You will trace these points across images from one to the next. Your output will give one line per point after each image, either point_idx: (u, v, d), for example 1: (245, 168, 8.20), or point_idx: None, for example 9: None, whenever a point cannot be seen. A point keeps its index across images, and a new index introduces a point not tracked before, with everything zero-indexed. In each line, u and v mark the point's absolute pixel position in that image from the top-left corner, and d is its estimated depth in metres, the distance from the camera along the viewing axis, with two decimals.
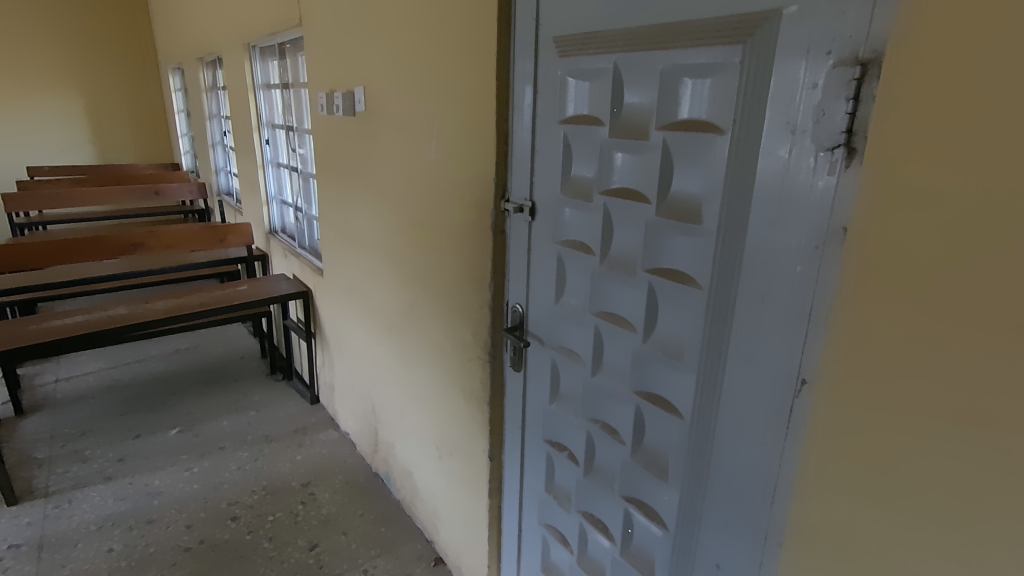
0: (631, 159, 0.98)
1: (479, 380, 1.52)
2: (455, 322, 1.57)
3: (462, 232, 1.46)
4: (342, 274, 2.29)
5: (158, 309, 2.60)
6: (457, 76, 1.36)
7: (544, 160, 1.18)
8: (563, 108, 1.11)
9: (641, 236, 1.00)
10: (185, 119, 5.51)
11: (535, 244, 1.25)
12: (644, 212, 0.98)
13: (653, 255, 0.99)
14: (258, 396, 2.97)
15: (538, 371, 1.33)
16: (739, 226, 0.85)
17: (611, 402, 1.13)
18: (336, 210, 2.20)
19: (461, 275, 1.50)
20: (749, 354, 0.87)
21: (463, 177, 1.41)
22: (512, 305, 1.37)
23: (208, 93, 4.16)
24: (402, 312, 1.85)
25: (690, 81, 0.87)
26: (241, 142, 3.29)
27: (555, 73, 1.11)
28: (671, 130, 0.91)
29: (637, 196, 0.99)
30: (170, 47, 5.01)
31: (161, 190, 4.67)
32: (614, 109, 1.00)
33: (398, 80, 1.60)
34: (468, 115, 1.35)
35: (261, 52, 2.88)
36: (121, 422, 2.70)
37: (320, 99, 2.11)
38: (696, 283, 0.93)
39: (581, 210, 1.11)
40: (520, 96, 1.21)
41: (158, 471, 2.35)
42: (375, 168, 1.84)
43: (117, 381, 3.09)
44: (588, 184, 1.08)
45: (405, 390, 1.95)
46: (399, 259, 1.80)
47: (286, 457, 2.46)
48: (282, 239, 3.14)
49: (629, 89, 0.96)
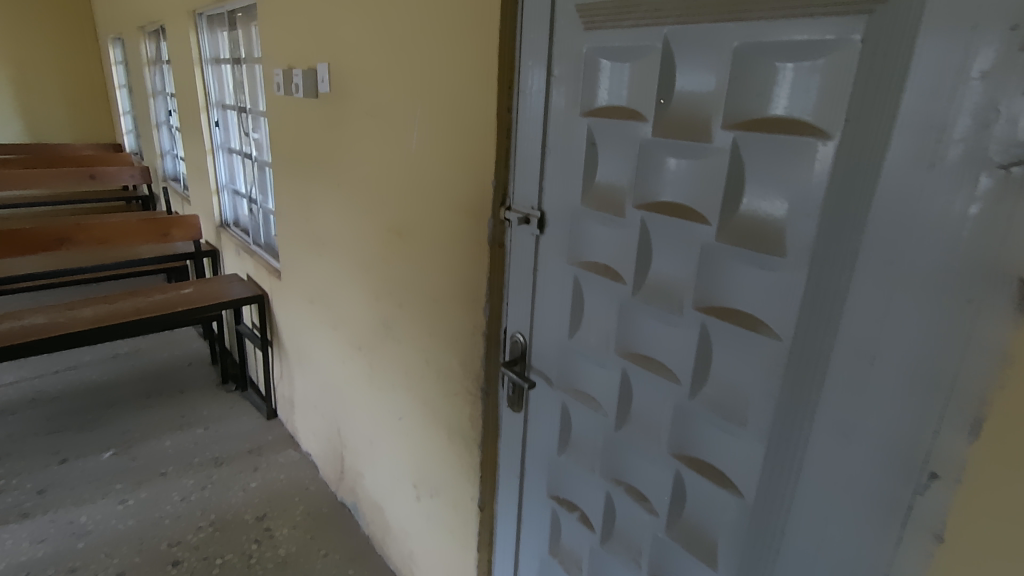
0: (686, 166, 0.75)
1: (467, 417, 1.28)
2: (439, 349, 1.33)
3: (450, 243, 1.21)
4: (303, 278, 2.01)
5: (85, 317, 2.24)
6: (447, 51, 1.11)
7: (558, 160, 0.94)
8: (588, 96, 0.87)
9: (690, 264, 0.78)
10: (126, 95, 5.01)
11: (543, 264, 1.02)
12: (700, 234, 0.76)
13: (709, 288, 0.77)
14: (207, 410, 2.66)
15: (542, 416, 1.11)
16: (840, 259, 0.64)
17: (641, 463, 0.92)
18: (297, 206, 1.91)
19: (447, 293, 1.26)
20: (845, 428, 0.66)
21: (453, 176, 1.16)
22: (510, 333, 1.13)
23: (151, 66, 3.75)
24: (374, 329, 1.59)
25: (791, 66, 0.63)
26: (189, 124, 2.93)
27: (578, 51, 0.87)
28: (747, 130, 0.68)
29: (691, 212, 0.76)
30: (108, 15, 4.51)
31: (98, 174, 4.11)
32: (661, 99, 0.76)
33: (371, 55, 1.34)
34: (461, 100, 1.10)
35: (208, 22, 2.53)
36: (44, 445, 2.35)
37: (276, 75, 1.81)
38: (768, 328, 0.71)
39: (609, 226, 0.88)
40: (529, 79, 0.96)
41: (85, 505, 2.04)
42: (344, 160, 1.56)
43: (42, 393, 2.72)
44: (620, 194, 0.85)
45: (376, 417, 1.70)
46: (372, 269, 1.54)
47: (239, 485, 2.18)
48: (234, 233, 2.80)
49: (685, 70, 0.73)
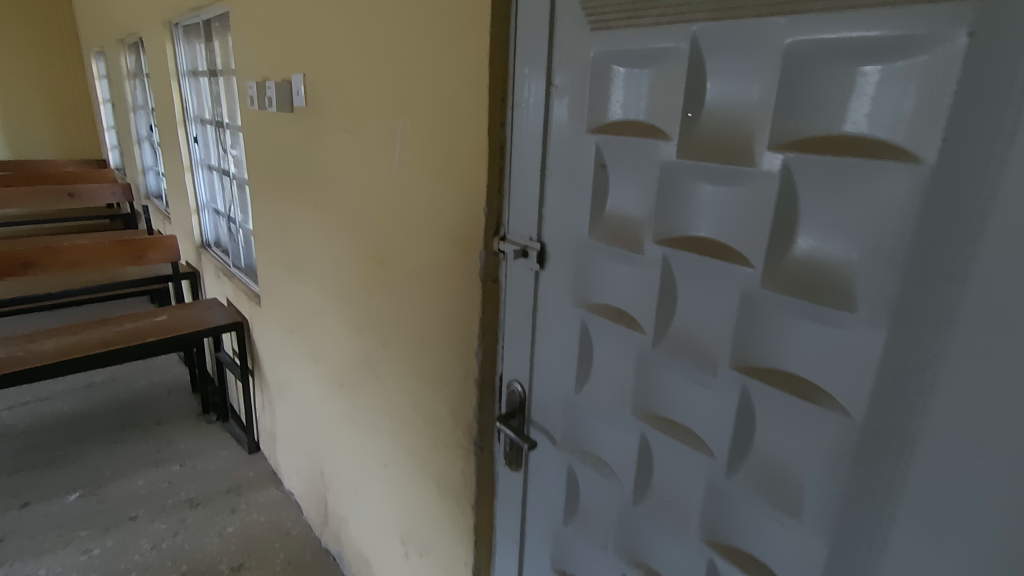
0: (721, 196, 0.61)
1: (458, 472, 1.13)
2: (426, 394, 1.17)
3: (436, 276, 1.07)
4: (281, 307, 1.85)
5: (46, 348, 2.06)
6: (431, 58, 0.97)
7: (560, 185, 0.80)
8: (596, 109, 0.72)
9: (724, 312, 0.64)
10: (110, 109, 4.86)
11: (544, 304, 0.87)
12: (738, 278, 0.61)
13: (752, 344, 0.62)
14: (184, 444, 2.49)
15: (545, 478, 0.95)
16: (932, 321, 0.49)
17: (665, 546, 0.77)
18: (274, 228, 1.76)
19: (435, 332, 1.10)
20: (939, 534, 0.52)
21: (439, 201, 1.02)
22: (507, 381, 0.98)
23: (132, 80, 3.61)
24: (355, 366, 1.44)
25: (870, 70, 0.48)
26: (167, 141, 2.79)
27: (584, 57, 0.73)
28: (803, 151, 0.54)
29: (726, 250, 0.62)
30: (89, 28, 4.38)
31: (77, 191, 3.95)
32: (689, 113, 0.62)
33: (348, 64, 1.19)
34: (447, 114, 0.96)
35: (185, 33, 2.39)
36: (5, 487, 2.18)
37: (249, 88, 1.66)
38: (832, 399, 0.56)
39: (623, 263, 0.74)
40: (526, 90, 0.82)
41: (45, 557, 1.87)
42: (321, 180, 1.41)
43: (8, 428, 2.55)
44: (637, 225, 0.71)
45: (360, 461, 1.55)
46: (353, 301, 1.38)
47: (214, 530, 2.01)
48: (213, 255, 2.65)
49: (720, 77, 0.59)
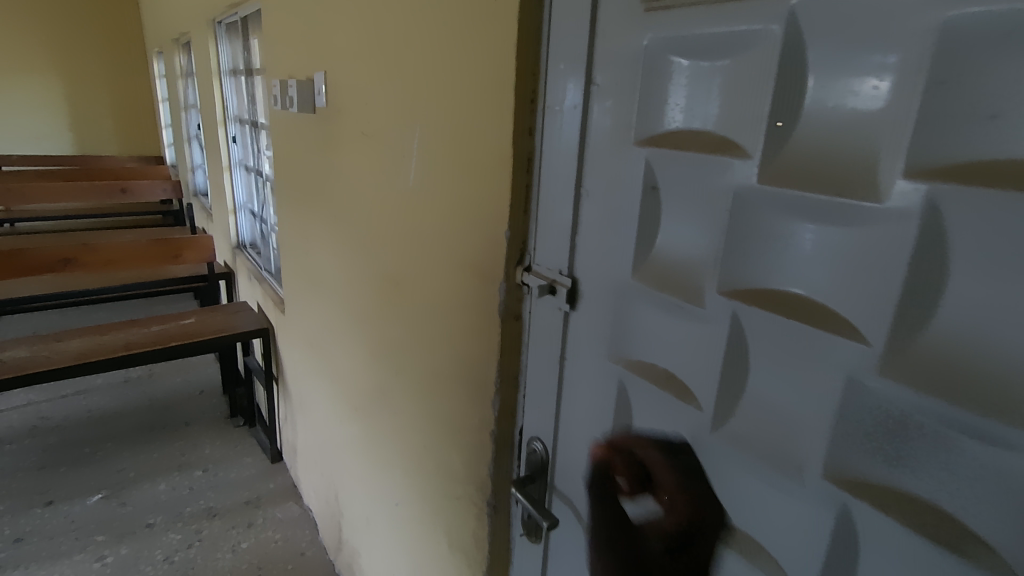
0: (822, 241, 0.43)
1: (470, 532, 0.97)
2: (439, 436, 1.02)
3: (452, 305, 0.91)
4: (302, 318, 1.75)
5: (72, 349, 2.03)
6: (452, 51, 0.82)
7: (598, 209, 0.63)
8: (648, 116, 0.55)
9: (816, 400, 0.46)
10: (167, 108, 4.98)
11: (573, 354, 0.71)
12: (838, 357, 0.44)
13: (858, 449, 0.44)
14: (209, 448, 2.44)
15: (569, 559, 0.79)
16: None
17: None
18: (296, 236, 1.65)
19: (449, 369, 0.95)
20: None
21: (457, 219, 0.87)
22: (527, 439, 0.83)
23: (185, 80, 3.65)
24: (369, 392, 1.31)
25: None
26: (210, 140, 2.77)
27: (634, 48, 0.56)
28: (966, 183, 0.36)
29: (825, 315, 0.44)
30: (150, 29, 4.49)
31: (130, 188, 4.02)
32: (778, 122, 0.45)
33: (366, 59, 1.06)
34: (467, 117, 0.80)
35: (227, 31, 2.35)
36: (32, 484, 2.18)
37: (274, 87, 1.56)
38: (989, 551, 0.38)
39: (678, 317, 0.56)
40: (560, 89, 0.66)
41: (60, 561, 1.83)
42: (339, 188, 1.29)
43: (44, 421, 2.57)
44: (698, 272, 0.54)
45: (373, 495, 1.41)
46: (367, 322, 1.26)
47: (228, 545, 1.93)
48: (247, 257, 2.60)
49: (828, 73, 0.41)
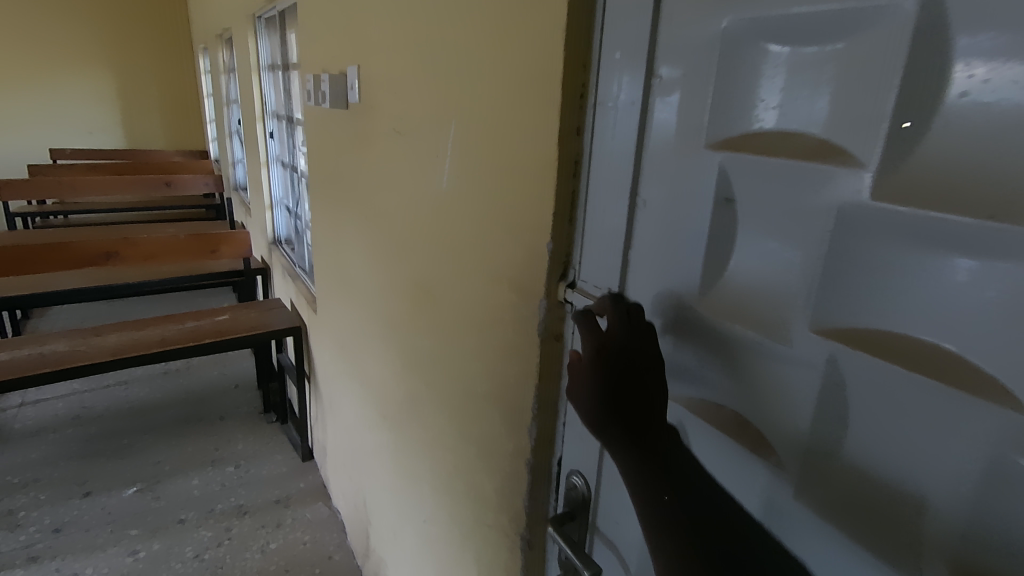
0: (963, 278, 0.34)
1: (501, 563, 0.90)
2: (470, 457, 0.95)
3: (487, 319, 0.84)
4: (333, 320, 1.71)
5: (109, 344, 2.05)
6: (492, 41, 0.74)
7: (657, 223, 0.55)
8: (726, 116, 0.46)
9: (945, 476, 0.36)
10: (211, 103, 5.07)
11: None
12: (979, 428, 0.34)
13: (1005, 543, 0.34)
14: (242, 444, 2.44)
15: None
16: None
17: None
18: (327, 236, 1.61)
19: (482, 388, 0.88)
20: None
21: (494, 227, 0.79)
22: (567, 472, 0.75)
23: (227, 75, 3.69)
24: (398, 402, 1.25)
25: None
26: (248, 136, 2.77)
27: (708, 35, 0.47)
28: None
29: (963, 372, 0.34)
30: (196, 25, 4.56)
31: (173, 182, 4.10)
32: (904, 123, 0.35)
33: (401, 52, 1.00)
34: (507, 115, 0.73)
35: (266, 26, 2.34)
36: (72, 473, 2.22)
37: (308, 82, 1.52)
38: None
39: (755, 355, 0.47)
40: (614, 83, 0.57)
41: (94, 554, 1.85)
42: (371, 189, 1.23)
43: (86, 411, 2.63)
44: (784, 305, 0.44)
45: (400, 507, 1.36)
46: (397, 330, 1.20)
47: (257, 544, 1.92)
48: (283, 253, 2.60)
49: (982, 61, 0.31)
